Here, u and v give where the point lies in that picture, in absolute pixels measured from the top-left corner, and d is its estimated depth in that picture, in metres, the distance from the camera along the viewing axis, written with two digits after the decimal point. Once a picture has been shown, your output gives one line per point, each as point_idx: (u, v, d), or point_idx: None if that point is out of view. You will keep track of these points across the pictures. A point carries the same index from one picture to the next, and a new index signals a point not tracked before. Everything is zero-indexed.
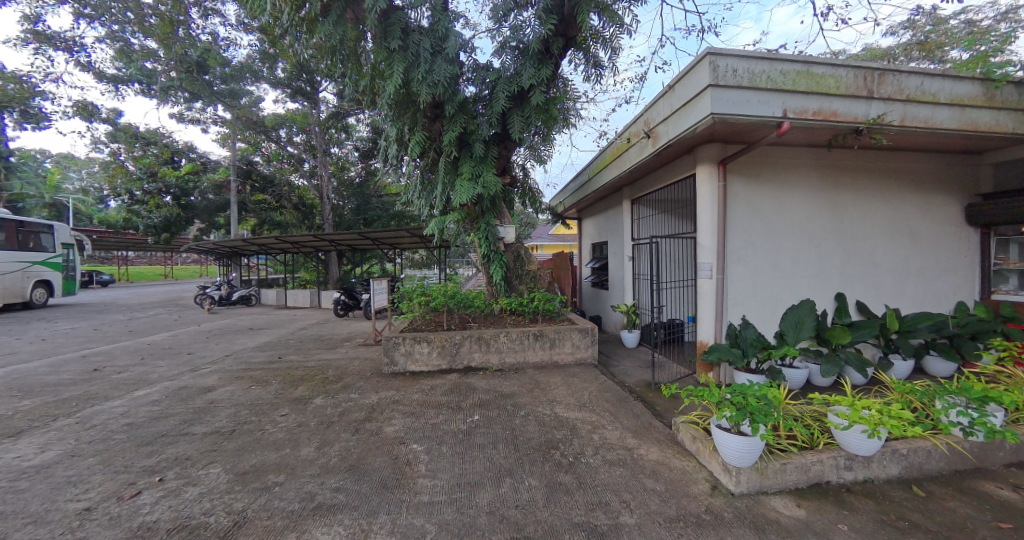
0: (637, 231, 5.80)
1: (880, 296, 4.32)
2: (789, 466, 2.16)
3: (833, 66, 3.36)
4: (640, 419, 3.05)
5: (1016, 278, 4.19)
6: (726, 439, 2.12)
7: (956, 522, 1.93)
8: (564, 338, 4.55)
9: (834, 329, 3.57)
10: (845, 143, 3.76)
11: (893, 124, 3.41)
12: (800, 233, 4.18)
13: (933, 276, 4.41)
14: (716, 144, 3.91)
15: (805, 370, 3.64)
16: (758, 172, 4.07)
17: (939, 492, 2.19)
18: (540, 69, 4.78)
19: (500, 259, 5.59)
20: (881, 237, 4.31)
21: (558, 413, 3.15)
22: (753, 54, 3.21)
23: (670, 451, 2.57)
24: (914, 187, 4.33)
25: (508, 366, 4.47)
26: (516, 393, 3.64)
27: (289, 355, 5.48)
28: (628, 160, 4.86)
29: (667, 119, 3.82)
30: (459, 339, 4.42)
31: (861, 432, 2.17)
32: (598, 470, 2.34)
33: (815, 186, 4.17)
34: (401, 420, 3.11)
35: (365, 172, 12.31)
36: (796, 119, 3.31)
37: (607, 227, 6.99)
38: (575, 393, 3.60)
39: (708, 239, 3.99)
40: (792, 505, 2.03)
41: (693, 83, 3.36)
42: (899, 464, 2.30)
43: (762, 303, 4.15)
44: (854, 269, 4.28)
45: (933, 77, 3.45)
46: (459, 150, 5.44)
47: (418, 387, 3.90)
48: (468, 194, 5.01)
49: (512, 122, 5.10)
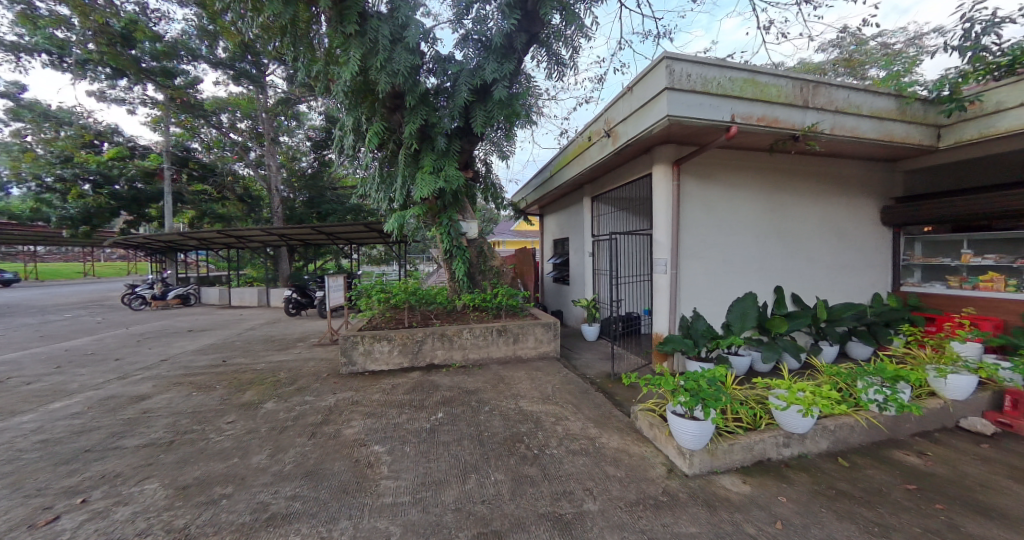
0: (598, 228, 5.99)
1: (813, 289, 4.75)
2: (736, 446, 2.33)
3: (776, 76, 3.62)
4: (602, 410, 3.15)
5: (919, 271, 4.90)
6: (681, 424, 2.24)
7: (874, 487, 2.18)
8: (528, 333, 4.60)
9: (773, 319, 3.88)
10: (784, 148, 4.07)
11: (825, 132, 3.74)
12: (745, 230, 4.49)
13: (857, 270, 4.91)
14: (672, 146, 4.09)
15: (748, 357, 3.93)
16: (709, 173, 4.32)
17: (860, 462, 2.46)
18: (503, 64, 4.79)
19: (462, 255, 5.55)
20: (814, 235, 4.73)
21: (522, 407, 3.19)
22: (705, 60, 3.39)
23: (630, 438, 2.68)
24: (842, 189, 4.79)
25: (472, 363, 4.44)
26: (481, 389, 3.63)
27: (235, 358, 5.12)
28: (589, 158, 4.96)
29: (626, 119, 3.95)
30: (422, 337, 4.35)
31: (796, 412, 2.37)
32: (562, 461, 2.40)
33: (758, 188, 4.49)
34: (362, 421, 3.01)
35: (319, 162, 11.84)
36: (743, 124, 3.54)
37: (569, 223, 7.14)
38: (539, 387, 3.66)
39: (664, 236, 4.18)
40: (738, 482, 2.20)
41: (651, 85, 3.50)
42: (828, 439, 2.56)
43: (711, 296, 4.44)
44: (791, 264, 4.67)
45: (858, 91, 3.83)
46: (420, 143, 5.36)
47: (379, 387, 3.78)
48: (430, 188, 4.92)
49: (475, 116, 5.06)
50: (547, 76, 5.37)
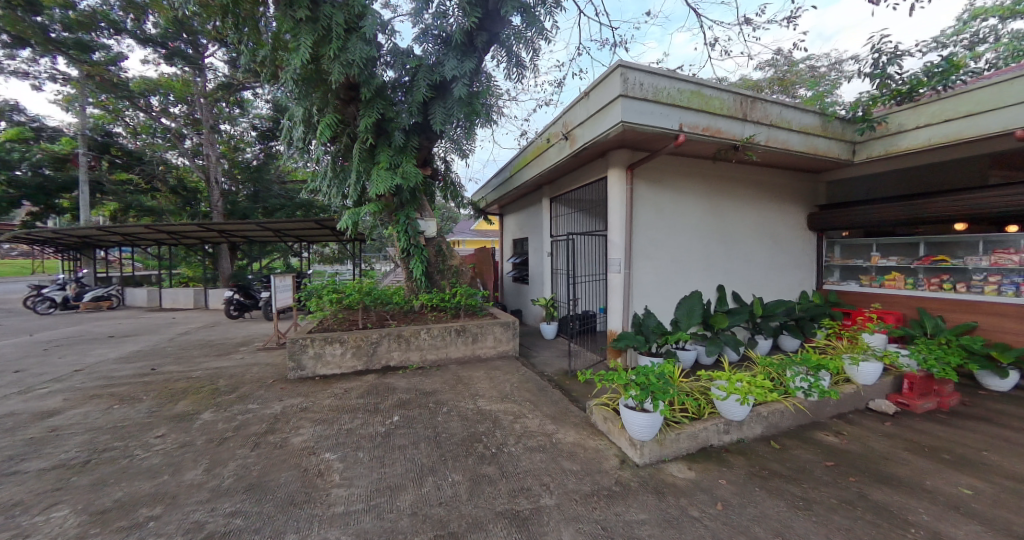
0: (556, 228, 6.10)
1: (751, 287, 5.15)
2: (682, 435, 2.47)
3: (719, 90, 3.88)
4: (559, 406, 3.22)
5: (838, 271, 5.48)
6: (632, 417, 2.34)
7: (800, 466, 2.41)
8: (487, 332, 4.60)
9: (716, 315, 4.17)
10: (725, 157, 4.37)
11: (761, 144, 4.07)
12: (691, 232, 4.77)
13: (788, 270, 5.38)
14: (626, 150, 4.25)
15: (694, 351, 4.19)
16: (659, 178, 4.54)
17: (789, 444, 2.69)
18: (463, 62, 4.74)
19: (420, 253, 5.44)
20: (752, 238, 5.12)
21: (481, 407, 3.18)
22: (657, 70, 3.57)
23: (586, 432, 2.76)
24: (775, 196, 5.22)
25: (430, 364, 4.37)
26: (439, 390, 3.59)
27: (165, 366, 4.67)
28: (548, 160, 5.05)
29: (583, 122, 4.06)
30: (377, 338, 4.21)
31: (735, 401, 2.56)
32: (520, 458, 2.42)
33: (703, 193, 4.79)
34: (311, 428, 2.87)
35: (265, 154, 11.13)
36: (690, 133, 3.76)
37: (528, 223, 7.23)
38: (498, 386, 3.68)
39: (618, 237, 4.35)
40: (684, 468, 2.34)
41: (606, 91, 3.62)
42: (762, 424, 2.79)
43: (662, 294, 4.67)
44: (731, 264, 5.02)
45: (789, 107, 4.20)
46: (376, 137, 5.20)
47: (331, 392, 3.61)
48: (386, 184, 4.79)
49: (434, 113, 4.98)
50: (507, 76, 5.38)
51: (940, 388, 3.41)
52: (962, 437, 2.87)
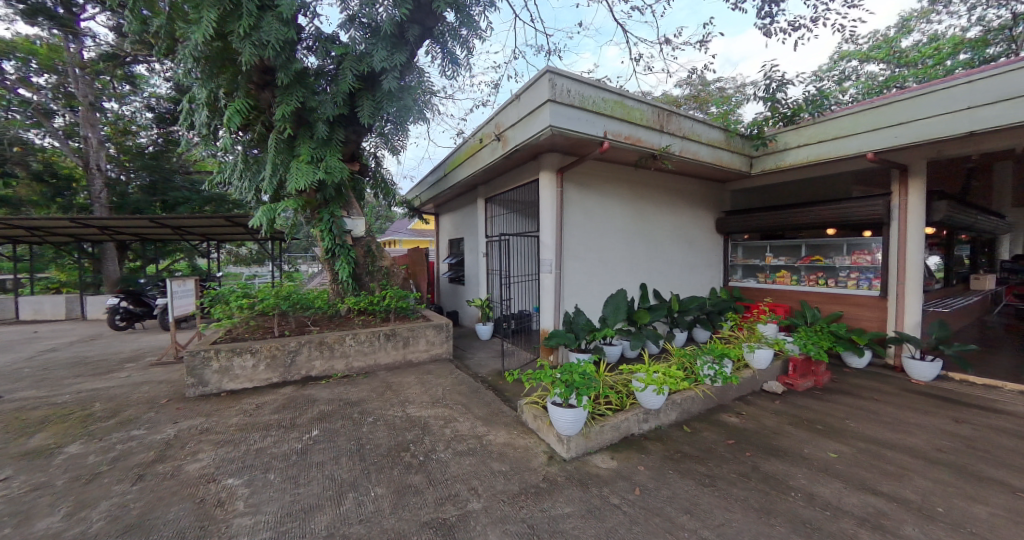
0: (491, 228, 6.12)
1: (669, 285, 5.60)
2: (605, 427, 2.60)
3: (639, 102, 4.16)
4: (491, 407, 3.22)
5: (740, 269, 6.17)
6: (559, 413, 2.41)
7: (707, 446, 2.66)
8: (418, 336, 4.46)
9: (639, 311, 4.48)
10: (646, 164, 4.70)
11: (675, 154, 4.44)
12: (617, 234, 5.06)
13: (700, 269, 5.94)
14: (556, 154, 4.39)
15: (619, 345, 4.45)
16: (587, 182, 4.76)
17: (698, 427, 2.97)
18: (393, 54, 4.53)
19: (346, 254, 5.12)
20: (670, 239, 5.58)
21: (410, 414, 3.07)
22: (583, 79, 3.73)
23: (516, 431, 2.79)
24: (689, 202, 5.73)
25: (357, 371, 4.13)
26: (365, 399, 3.40)
27: (19, 391, 3.86)
28: (481, 160, 5.05)
29: (514, 125, 4.11)
30: (296, 346, 3.88)
31: (652, 391, 2.75)
32: (448, 464, 2.37)
33: (627, 198, 5.11)
34: (212, 452, 2.54)
35: (163, 140, 9.65)
36: (613, 141, 3.98)
37: (463, 223, 7.17)
38: (429, 391, 3.58)
39: (549, 237, 4.47)
40: (608, 459, 2.47)
41: (536, 95, 3.71)
42: (676, 410, 3.04)
43: (590, 293, 4.90)
44: (652, 264, 5.42)
45: (699, 122, 4.64)
46: (296, 128, 4.80)
47: (239, 409, 3.25)
48: (307, 179, 4.42)
49: (362, 105, 4.72)
50: (442, 72, 5.27)
51: (816, 368, 3.99)
52: (831, 409, 3.39)
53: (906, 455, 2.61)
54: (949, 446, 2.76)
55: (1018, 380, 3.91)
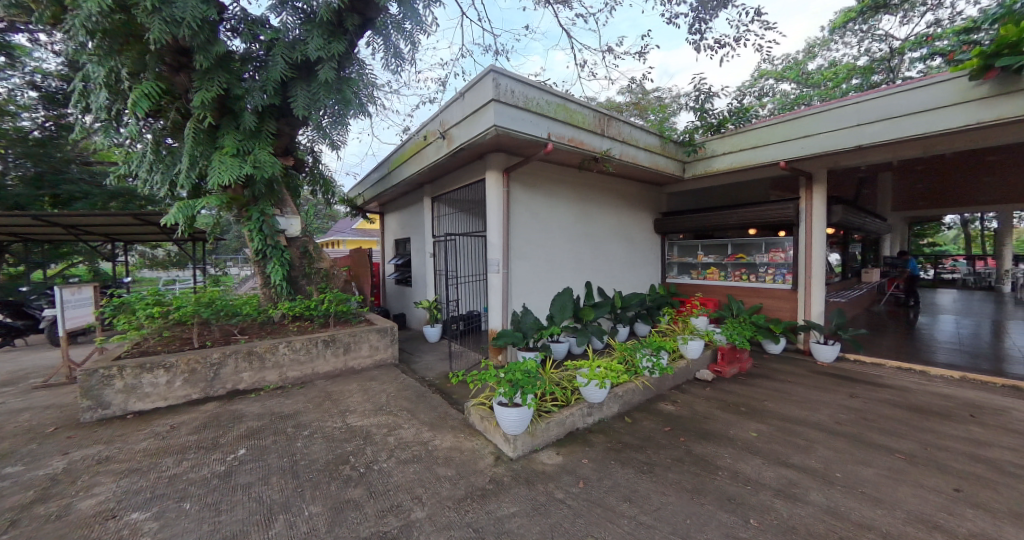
0: (438, 228, 6.01)
1: (612, 282, 5.85)
2: (551, 424, 2.64)
3: (581, 106, 4.30)
4: (437, 411, 3.15)
5: (676, 267, 6.61)
6: (504, 413, 2.42)
7: (646, 435, 2.81)
8: (361, 341, 4.26)
9: (584, 309, 4.62)
10: (588, 167, 4.86)
11: (615, 157, 4.64)
12: (562, 234, 5.19)
13: (640, 267, 6.27)
14: (502, 154, 4.40)
15: (566, 342, 4.58)
16: (533, 182, 4.82)
17: (638, 417, 3.13)
18: (330, 43, 4.27)
19: (280, 256, 4.74)
20: (612, 239, 5.82)
21: (351, 424, 2.92)
22: (526, 80, 3.77)
23: (463, 434, 2.76)
24: (630, 203, 6.03)
25: (292, 382, 3.85)
26: (301, 411, 3.17)
27: None
28: (425, 158, 4.93)
29: (459, 123, 4.06)
30: (220, 358, 3.53)
31: (595, 385, 2.85)
32: (391, 473, 2.28)
33: (571, 199, 5.26)
34: (112, 484, 2.23)
35: (55, 124, 8.01)
36: (557, 142, 4.07)
37: (409, 223, 6.97)
38: (372, 398, 3.43)
39: (496, 237, 4.48)
40: (553, 454, 2.52)
41: (480, 94, 3.69)
42: (618, 403, 3.17)
43: (537, 291, 4.98)
44: (596, 263, 5.63)
45: (637, 128, 4.89)
46: (219, 117, 4.36)
47: (149, 432, 2.88)
48: (232, 174, 4.04)
49: (295, 95, 4.40)
50: (385, 66, 5.07)
51: (741, 355, 4.36)
52: (753, 392, 3.74)
53: (813, 430, 2.95)
54: (846, 418, 3.15)
55: (897, 358, 4.58)
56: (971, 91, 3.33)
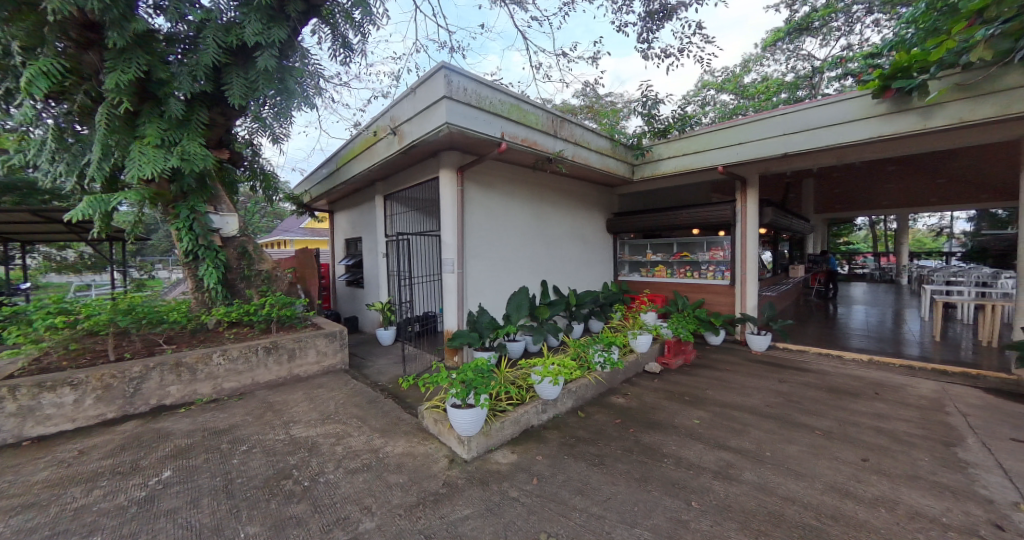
0: (390, 228, 5.83)
1: (567, 281, 5.98)
2: (505, 423, 2.65)
3: (534, 106, 4.35)
4: (390, 416, 3.05)
5: (627, 265, 6.89)
6: (458, 414, 2.38)
7: (598, 428, 2.90)
8: (307, 347, 4.03)
9: (540, 307, 4.68)
10: (542, 167, 4.93)
11: (568, 158, 4.74)
12: (518, 233, 5.22)
13: (594, 266, 6.47)
14: (456, 153, 4.34)
15: (522, 341, 4.62)
16: (488, 181, 4.81)
17: (592, 410, 3.22)
18: (270, 28, 3.98)
19: (214, 257, 4.37)
20: (567, 239, 5.95)
21: (295, 435, 2.75)
22: (479, 79, 3.75)
23: (416, 439, 2.69)
24: (583, 204, 6.20)
25: (228, 394, 3.56)
26: (239, 425, 2.94)
27: None
28: (376, 155, 4.76)
29: (410, 119, 3.95)
30: (142, 372, 3.19)
31: (549, 383, 2.90)
32: (338, 484, 2.18)
33: (526, 198, 5.31)
34: (2, 524, 1.93)
35: None
36: (511, 142, 4.09)
37: (360, 222, 6.70)
38: (320, 407, 3.25)
39: (450, 236, 4.42)
40: (508, 453, 2.53)
41: (432, 90, 3.62)
42: (572, 398, 3.25)
43: (493, 291, 4.98)
44: (551, 262, 5.72)
45: (588, 130, 5.03)
46: (138, 103, 3.92)
47: (52, 459, 2.54)
48: (156, 167, 3.65)
49: (230, 83, 4.06)
50: (333, 57, 4.82)
51: (685, 347, 4.63)
52: (695, 381, 3.99)
53: (747, 414, 3.20)
54: (775, 402, 3.44)
55: (818, 345, 5.08)
56: (874, 108, 3.76)
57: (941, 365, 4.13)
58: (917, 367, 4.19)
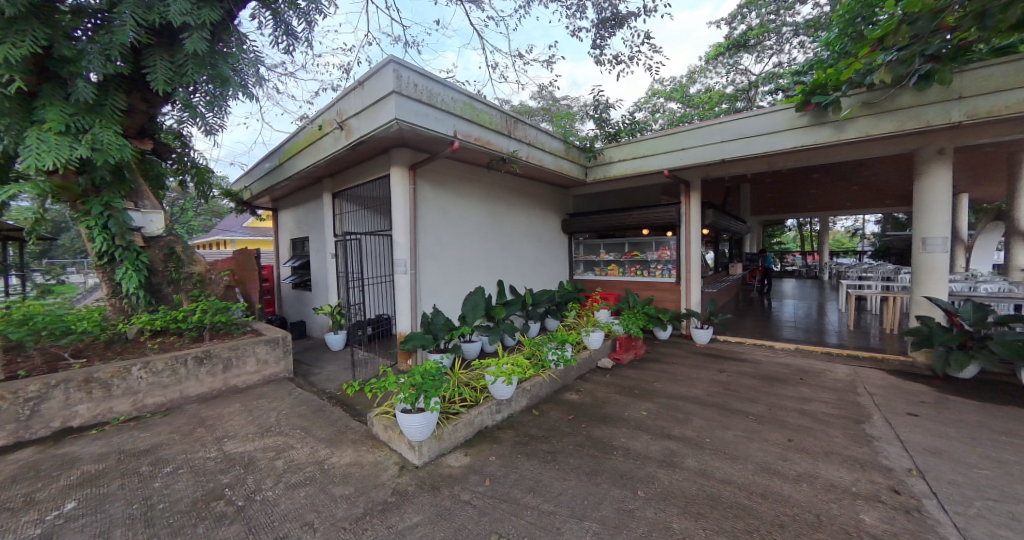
0: (339, 227, 5.58)
1: (523, 280, 6.03)
2: (458, 425, 2.62)
3: (488, 106, 4.34)
4: (337, 425, 2.91)
5: (582, 265, 7.07)
6: (407, 420, 2.32)
7: (551, 425, 2.95)
8: (245, 355, 3.75)
9: (496, 307, 4.67)
10: (497, 167, 4.94)
11: (522, 159, 4.78)
12: (473, 233, 5.19)
13: (550, 265, 6.58)
14: (407, 150, 4.23)
15: (478, 341, 4.60)
16: (441, 180, 4.74)
17: (546, 408, 3.27)
18: (200, 8, 3.64)
19: (135, 258, 3.95)
20: (523, 238, 6.00)
21: (229, 451, 2.54)
22: (430, 75, 3.68)
23: (365, 447, 2.59)
24: (539, 204, 6.28)
25: (152, 410, 3.23)
26: (162, 444, 2.67)
27: None
28: (322, 150, 4.52)
29: (358, 114, 3.80)
30: (43, 390, 2.81)
31: (502, 382, 2.91)
32: (277, 501, 2.04)
33: (481, 198, 5.28)
34: None
35: None
36: (464, 141, 4.05)
37: (307, 220, 6.34)
38: (259, 419, 3.04)
39: (402, 236, 4.30)
40: (461, 456, 2.50)
41: (380, 85, 3.50)
42: (527, 397, 3.28)
43: (449, 291, 4.91)
44: (508, 261, 5.74)
45: (542, 132, 5.10)
46: (37, 83, 3.43)
47: None
48: (59, 158, 3.22)
49: (152, 66, 3.67)
50: (274, 44, 4.50)
51: (636, 343, 4.85)
52: (644, 375, 4.18)
53: (690, 403, 3.39)
54: (715, 391, 3.68)
55: (754, 337, 5.51)
56: (797, 120, 4.14)
57: (854, 351, 4.64)
58: (835, 353, 4.68)
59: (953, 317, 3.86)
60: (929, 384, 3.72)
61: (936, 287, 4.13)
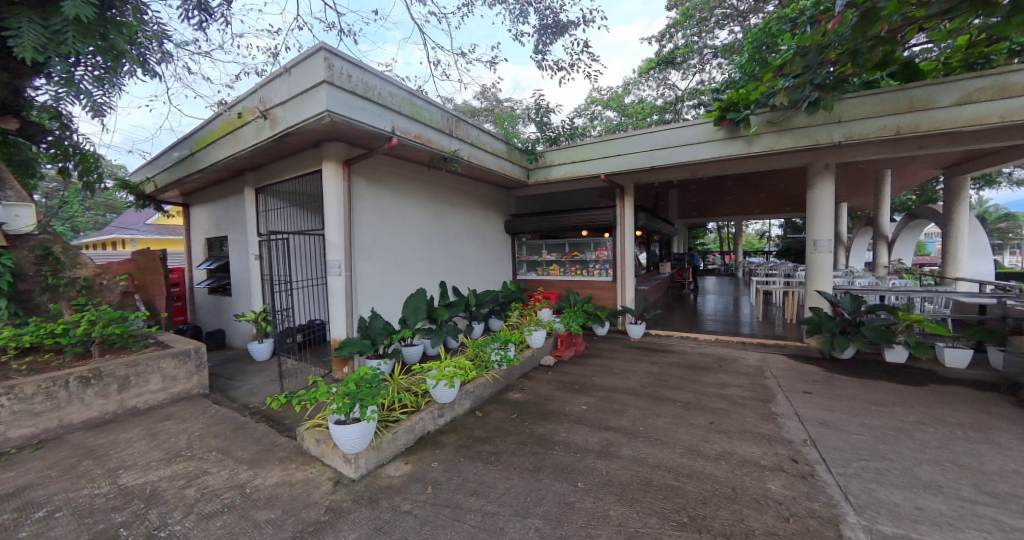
0: (263, 226, 5.11)
1: (467, 281, 5.98)
2: (398, 433, 2.52)
3: (428, 103, 4.23)
4: (261, 443, 2.67)
5: (524, 265, 7.18)
6: (342, 432, 2.19)
7: (495, 426, 2.95)
8: (148, 372, 3.29)
9: (438, 309, 4.55)
10: (438, 166, 4.84)
11: (463, 158, 4.73)
12: (413, 233, 5.04)
13: (493, 266, 6.60)
14: (341, 145, 4.00)
15: (419, 345, 4.48)
16: (379, 177, 4.54)
17: (490, 409, 3.27)
18: None
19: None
20: (466, 238, 5.96)
21: (128, 484, 2.22)
22: (365, 67, 3.51)
23: (293, 465, 2.39)
24: (482, 205, 6.27)
25: (21, 443, 2.71)
26: (35, 483, 2.26)
27: None
28: (242, 140, 4.11)
29: (284, 103, 3.51)
30: None
31: (444, 386, 2.85)
32: (188, 536, 1.82)
33: (422, 197, 5.15)
34: None
35: None
36: (403, 138, 3.92)
37: (225, 218, 5.73)
38: (166, 443, 2.69)
39: (336, 236, 4.04)
40: (401, 465, 2.41)
41: (309, 73, 3.26)
42: (470, 398, 3.26)
43: (388, 293, 4.72)
44: (450, 261, 5.65)
45: (484, 132, 5.10)
46: None
47: None
48: None
49: (18, 32, 3.07)
50: (183, 19, 4.00)
51: (576, 340, 5.04)
52: (584, 371, 4.34)
53: (625, 395, 3.59)
54: (647, 382, 3.94)
55: (681, 330, 5.98)
56: (715, 133, 4.56)
57: (763, 339, 5.23)
58: (748, 342, 5.23)
59: (835, 307, 4.51)
60: (819, 365, 4.30)
61: (824, 281, 4.79)
